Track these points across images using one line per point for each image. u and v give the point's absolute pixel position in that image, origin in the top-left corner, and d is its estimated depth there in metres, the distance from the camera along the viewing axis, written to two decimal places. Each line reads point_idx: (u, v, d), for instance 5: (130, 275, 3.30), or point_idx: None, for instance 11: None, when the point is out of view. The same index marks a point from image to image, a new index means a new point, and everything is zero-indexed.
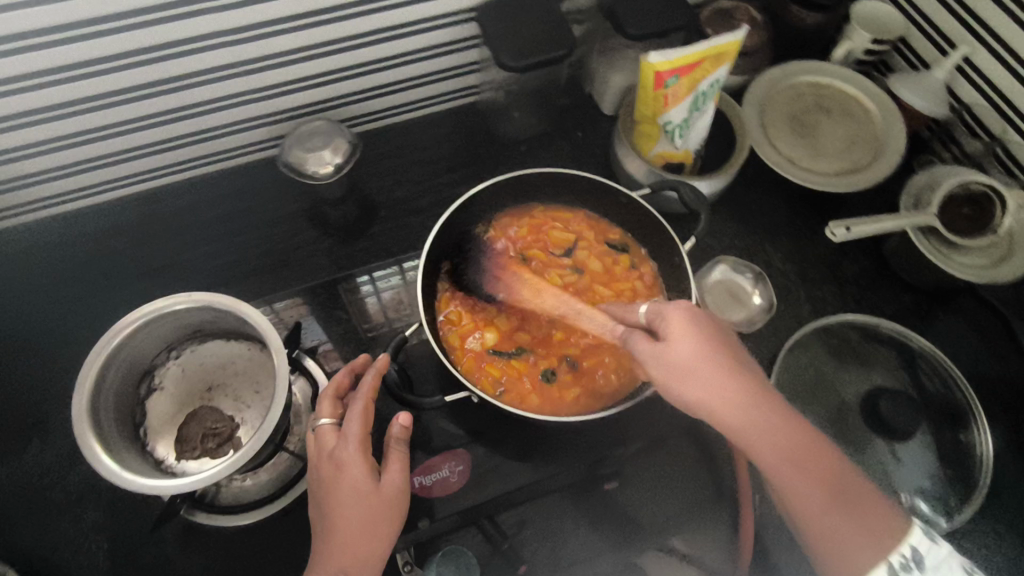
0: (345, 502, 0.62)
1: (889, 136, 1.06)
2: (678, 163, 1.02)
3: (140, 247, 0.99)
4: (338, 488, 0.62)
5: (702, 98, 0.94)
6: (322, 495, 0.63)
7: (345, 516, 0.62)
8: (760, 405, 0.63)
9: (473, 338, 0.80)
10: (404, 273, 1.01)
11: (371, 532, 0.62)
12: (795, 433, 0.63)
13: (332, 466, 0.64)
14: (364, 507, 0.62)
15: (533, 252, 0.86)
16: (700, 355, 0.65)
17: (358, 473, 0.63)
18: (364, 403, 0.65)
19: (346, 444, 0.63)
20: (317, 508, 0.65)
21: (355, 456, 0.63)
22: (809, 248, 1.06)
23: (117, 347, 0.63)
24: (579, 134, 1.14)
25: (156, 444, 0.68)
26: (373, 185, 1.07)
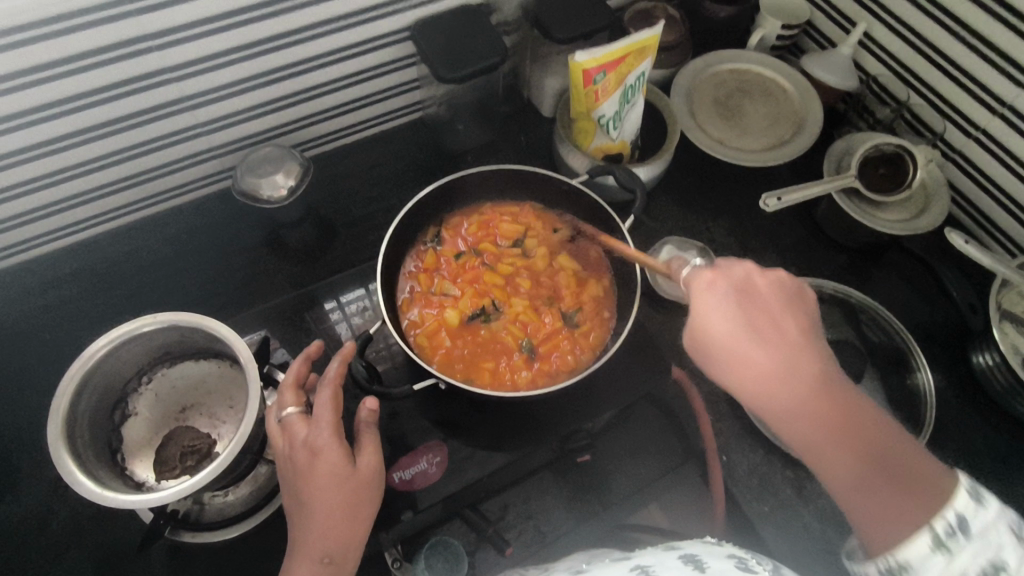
0: (324, 487, 0.64)
1: (807, 111, 1.15)
2: (616, 154, 1.07)
3: (102, 290, 1.00)
4: (316, 474, 0.64)
5: (631, 91, 1.00)
6: (299, 483, 0.65)
7: (326, 500, 0.64)
8: (794, 370, 0.60)
9: (436, 333, 0.84)
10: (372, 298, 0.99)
11: (353, 511, 0.64)
12: (832, 399, 0.59)
13: (306, 453, 0.65)
14: (344, 490, 0.64)
15: (483, 245, 0.90)
16: (749, 320, 0.63)
17: (335, 459, 0.65)
18: (332, 391, 0.67)
19: (321, 432, 0.65)
20: (291, 494, 0.66)
21: (331, 443, 0.65)
22: (748, 222, 1.12)
23: (88, 374, 0.65)
24: (523, 139, 1.19)
25: (135, 469, 0.69)
26: (330, 207, 1.11)
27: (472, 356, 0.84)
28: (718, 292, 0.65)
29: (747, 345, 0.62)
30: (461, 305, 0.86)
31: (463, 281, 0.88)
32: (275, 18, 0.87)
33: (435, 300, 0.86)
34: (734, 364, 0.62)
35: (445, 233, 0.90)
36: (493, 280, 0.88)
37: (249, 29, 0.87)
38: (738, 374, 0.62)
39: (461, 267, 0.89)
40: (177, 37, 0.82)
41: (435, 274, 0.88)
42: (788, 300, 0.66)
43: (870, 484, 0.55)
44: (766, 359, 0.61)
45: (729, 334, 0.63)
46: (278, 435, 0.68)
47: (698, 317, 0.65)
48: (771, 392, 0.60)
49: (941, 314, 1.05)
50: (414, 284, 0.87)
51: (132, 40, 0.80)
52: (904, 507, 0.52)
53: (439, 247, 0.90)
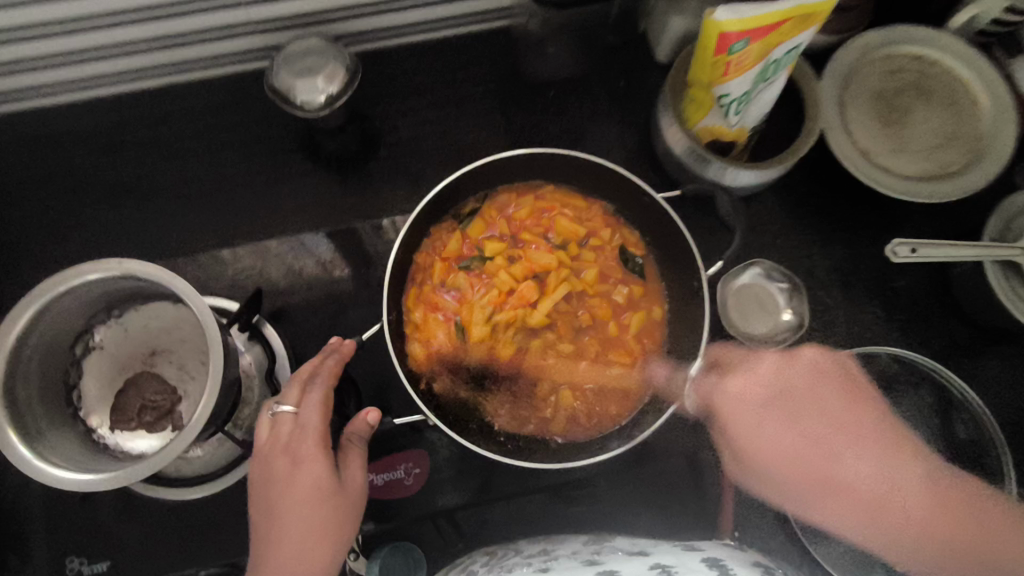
0: (302, 501, 0.52)
1: (995, 138, 0.86)
2: (728, 142, 0.86)
3: (110, 159, 0.89)
4: (291, 485, 0.53)
5: (774, 68, 0.76)
6: (269, 491, 0.53)
7: (301, 517, 0.52)
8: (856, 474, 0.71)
9: (443, 334, 0.75)
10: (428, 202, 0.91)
11: (332, 534, 0.52)
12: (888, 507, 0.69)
13: (284, 460, 0.54)
14: (324, 509, 0.53)
15: (526, 239, 0.78)
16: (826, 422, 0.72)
17: (319, 470, 0.53)
18: (325, 391, 0.56)
19: (306, 437, 0.54)
20: (258, 509, 0.54)
21: (314, 452, 0.54)
22: (863, 258, 0.91)
23: (38, 314, 0.56)
24: (620, 84, 0.97)
25: (89, 412, 0.63)
26: (377, 115, 0.94)
27: (479, 370, 0.75)
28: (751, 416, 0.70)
29: (803, 449, 0.70)
30: (483, 309, 0.76)
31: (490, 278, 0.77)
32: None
33: (453, 294, 0.77)
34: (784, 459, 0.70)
35: (486, 215, 0.79)
36: (527, 288, 0.76)
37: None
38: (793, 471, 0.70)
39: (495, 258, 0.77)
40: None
41: (459, 264, 0.78)
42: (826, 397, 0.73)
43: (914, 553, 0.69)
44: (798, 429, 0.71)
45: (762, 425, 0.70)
46: (262, 429, 0.57)
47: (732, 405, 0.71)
48: (859, 497, 0.69)
49: None
50: (434, 271, 0.77)
51: None
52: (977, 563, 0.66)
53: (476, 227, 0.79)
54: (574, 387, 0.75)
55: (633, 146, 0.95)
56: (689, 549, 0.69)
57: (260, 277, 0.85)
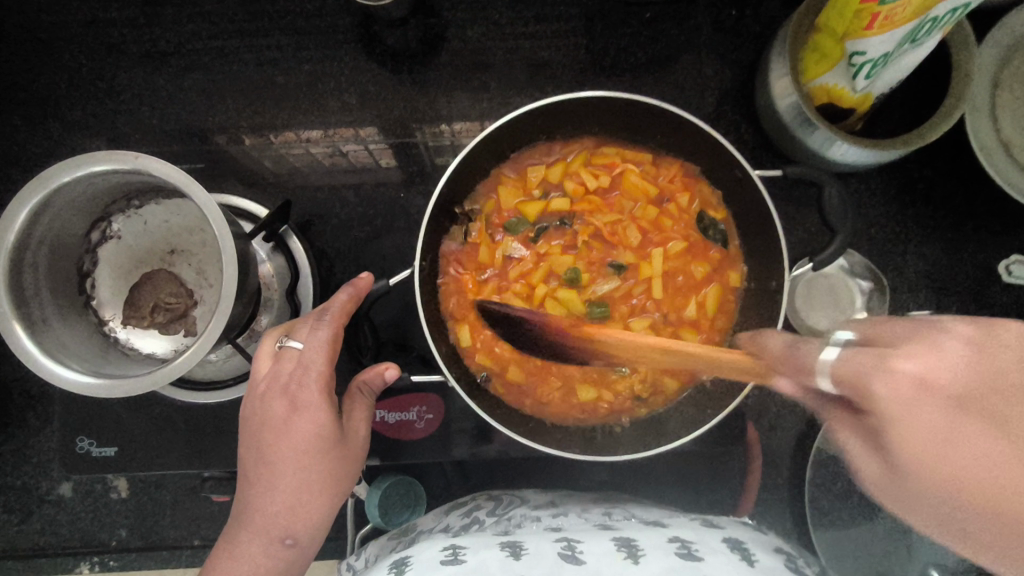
0: (301, 448, 0.55)
1: None
2: (845, 108, 0.72)
3: (150, 18, 0.81)
4: (289, 429, 0.55)
5: (930, 28, 0.60)
6: (266, 433, 0.55)
7: (299, 464, 0.54)
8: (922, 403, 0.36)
9: (482, 302, 0.66)
10: (485, 123, 0.81)
11: (328, 482, 0.56)
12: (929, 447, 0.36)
13: (285, 402, 0.55)
14: (321, 458, 0.56)
15: (586, 202, 0.66)
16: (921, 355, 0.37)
17: (318, 419, 0.55)
18: (332, 333, 0.57)
19: (309, 384, 0.55)
20: (253, 447, 0.56)
21: (316, 400, 0.55)
22: (966, 266, 0.79)
23: (47, 199, 0.51)
24: (731, 14, 0.82)
25: (102, 303, 0.60)
26: (443, 10, 0.82)
27: (526, 343, 0.66)
28: (939, 426, 0.34)
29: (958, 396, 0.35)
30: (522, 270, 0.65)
31: (539, 244, 0.66)
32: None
33: (500, 258, 0.66)
34: (953, 469, 0.34)
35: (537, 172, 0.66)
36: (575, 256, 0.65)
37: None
38: (960, 502, 0.34)
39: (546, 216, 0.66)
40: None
41: (506, 227, 0.66)
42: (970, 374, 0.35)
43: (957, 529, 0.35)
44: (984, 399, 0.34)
45: (930, 420, 0.35)
46: (263, 362, 0.58)
47: (913, 398, 0.35)
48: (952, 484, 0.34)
49: None
50: (477, 228, 0.66)
51: None
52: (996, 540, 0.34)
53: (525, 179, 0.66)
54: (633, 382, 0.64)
55: (730, 91, 0.82)
56: (711, 526, 0.62)
57: (295, 177, 0.79)
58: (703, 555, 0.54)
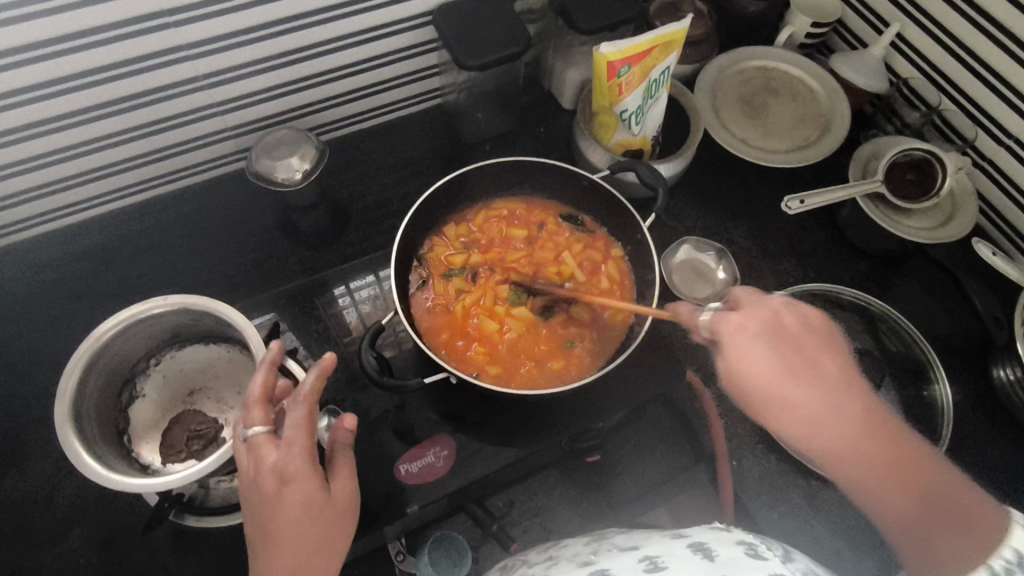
0: (297, 518, 0.59)
1: (834, 113, 1.12)
2: (637, 150, 1.06)
3: (111, 267, 0.99)
4: (284, 503, 0.59)
5: (655, 85, 0.98)
6: (263, 508, 0.60)
7: (297, 532, 0.59)
8: (763, 344, 0.65)
9: (448, 333, 0.78)
10: (381, 283, 0.98)
11: (325, 541, 0.61)
12: (801, 384, 0.63)
13: (275, 480, 0.60)
14: (314, 521, 0.60)
15: (495, 244, 0.84)
16: (742, 329, 0.66)
17: (307, 486, 0.60)
18: (306, 412, 0.61)
19: (293, 459, 0.60)
20: (254, 523, 0.61)
21: (305, 470, 0.60)
22: (768, 223, 1.11)
23: (95, 355, 0.65)
24: (541, 130, 1.17)
25: (141, 450, 0.69)
26: (345, 192, 1.09)
27: (498, 347, 0.78)
28: (750, 346, 0.65)
29: (762, 345, 0.65)
30: (470, 301, 0.79)
31: (476, 279, 0.81)
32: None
33: (449, 296, 0.80)
34: (761, 378, 0.64)
35: (452, 230, 0.84)
36: (503, 278, 0.82)
37: (271, 8, 0.86)
38: (766, 390, 0.64)
39: (470, 260, 0.82)
40: (204, 11, 0.81)
41: (446, 274, 0.81)
42: (775, 326, 0.66)
43: (788, 423, 0.64)
44: (769, 344, 0.65)
45: (749, 350, 0.65)
46: (239, 456, 0.62)
47: (735, 334, 0.66)
48: (772, 384, 0.63)
49: (960, 324, 1.03)
50: (427, 281, 0.80)
51: (163, 12, 0.79)
52: (861, 448, 0.61)
53: (445, 243, 0.83)
54: (592, 343, 0.78)
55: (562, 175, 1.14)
56: (678, 535, 0.63)
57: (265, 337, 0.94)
58: (667, 563, 0.57)
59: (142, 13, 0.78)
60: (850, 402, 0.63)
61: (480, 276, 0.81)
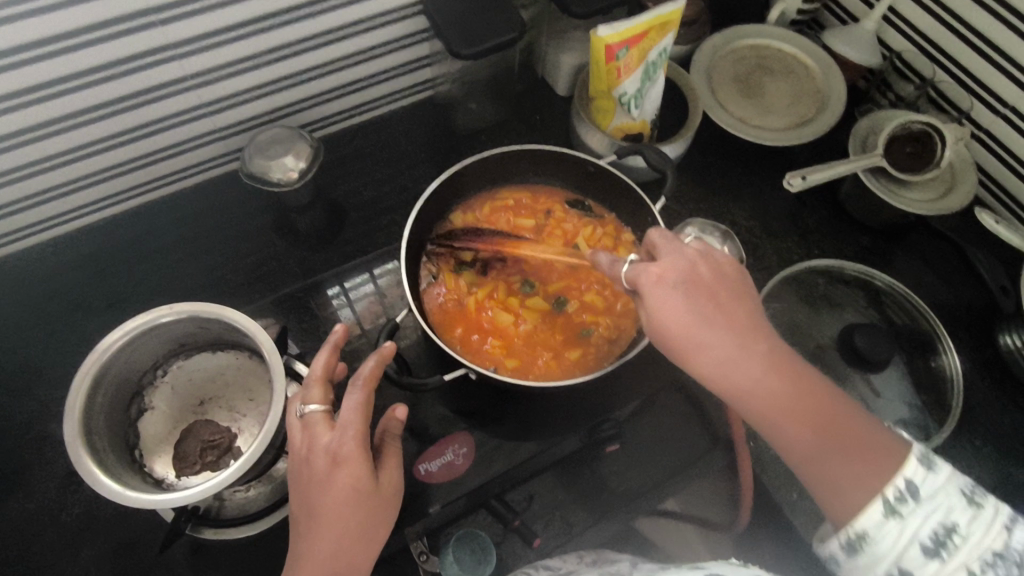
0: (344, 500, 0.61)
1: (830, 88, 1.11)
2: (636, 134, 1.05)
3: (104, 277, 0.96)
4: (334, 484, 0.61)
5: (653, 67, 0.97)
6: (312, 488, 0.62)
7: (344, 513, 0.61)
8: (675, 287, 0.64)
9: (461, 329, 0.76)
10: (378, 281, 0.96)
11: (369, 530, 0.62)
12: (720, 327, 0.62)
13: (327, 460, 0.62)
14: (360, 506, 0.62)
15: (503, 236, 0.82)
16: (657, 275, 0.64)
17: (356, 470, 0.62)
18: (363, 395, 0.64)
19: (347, 440, 0.62)
20: (301, 501, 0.63)
21: (356, 454, 0.62)
22: (770, 202, 1.10)
23: (103, 368, 0.63)
24: (537, 118, 1.16)
25: (154, 464, 0.67)
26: (340, 190, 1.06)
27: (514, 341, 0.76)
28: (663, 293, 0.64)
29: (672, 290, 0.64)
30: (481, 295, 0.77)
31: (486, 273, 0.79)
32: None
33: (459, 292, 0.78)
34: (678, 323, 0.63)
35: (458, 225, 0.82)
36: (514, 270, 0.80)
37: (259, 1, 0.83)
38: (679, 332, 0.63)
39: (479, 254, 0.80)
40: (192, 8, 0.78)
41: (456, 269, 0.79)
42: (687, 271, 0.65)
43: (698, 367, 0.62)
44: (685, 287, 0.64)
45: (668, 292, 0.64)
46: (294, 433, 0.65)
47: (654, 276, 0.64)
48: (690, 328, 0.62)
49: (963, 294, 1.04)
50: (437, 276, 0.78)
51: (153, 10, 0.76)
52: (772, 389, 0.60)
53: (452, 239, 0.81)
54: (609, 332, 0.77)
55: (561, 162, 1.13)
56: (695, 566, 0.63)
57: None
58: None
59: (131, 12, 0.75)
60: (743, 344, 0.62)
61: (490, 270, 0.80)
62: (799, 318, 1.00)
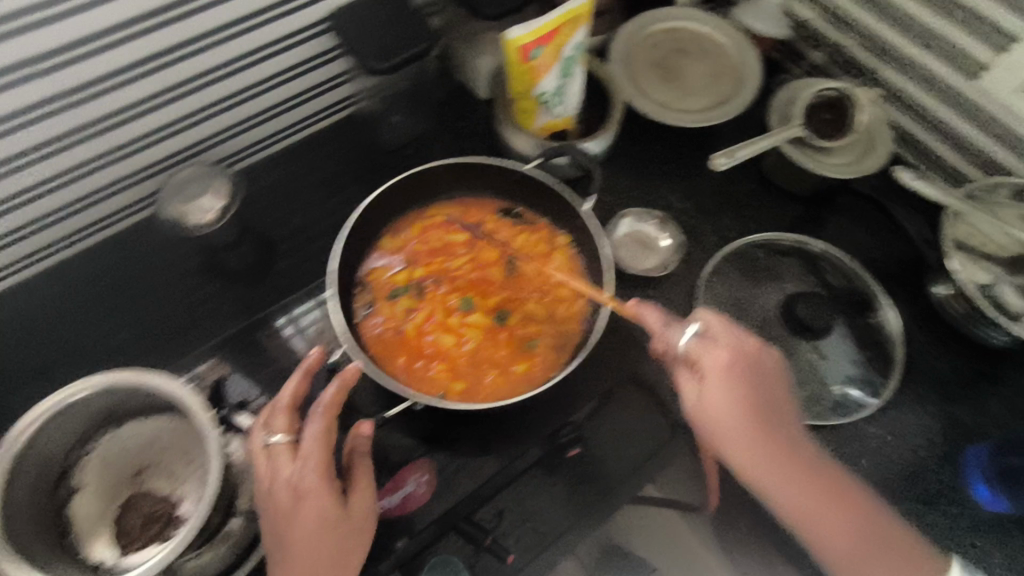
0: (310, 532, 0.62)
1: (746, 64, 1.13)
2: (561, 131, 1.06)
3: (20, 346, 0.90)
4: (299, 515, 0.63)
5: (569, 63, 0.98)
6: (280, 522, 0.63)
7: (311, 544, 0.62)
8: (767, 446, 0.69)
9: (404, 357, 0.74)
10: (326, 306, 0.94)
11: (339, 556, 0.64)
12: (814, 492, 0.70)
13: (290, 492, 0.63)
14: (327, 535, 0.63)
15: (436, 254, 0.80)
16: (721, 372, 0.69)
17: (321, 499, 0.63)
18: (322, 425, 0.64)
19: (307, 473, 0.63)
20: (271, 533, 0.64)
21: (319, 485, 0.63)
22: (701, 182, 1.11)
23: (20, 453, 0.59)
24: (463, 124, 1.14)
25: (91, 547, 0.63)
26: (267, 222, 1.02)
27: (459, 362, 0.74)
28: (744, 415, 0.69)
29: (756, 457, 0.69)
30: (421, 319, 0.75)
31: (423, 295, 0.77)
32: (206, 11, 0.81)
33: (398, 318, 0.76)
34: (716, 414, 0.69)
35: (388, 249, 0.80)
36: (451, 289, 0.78)
37: (173, 30, 0.80)
38: (732, 430, 0.69)
39: (413, 276, 0.78)
40: (102, 43, 0.75)
41: (391, 295, 0.76)
42: (770, 377, 0.72)
43: (780, 500, 0.70)
44: (755, 452, 0.69)
45: (738, 419, 0.69)
46: (260, 464, 0.66)
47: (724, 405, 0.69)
48: (751, 452, 0.69)
49: (894, 249, 1.07)
50: (373, 306, 0.76)
51: (36, 60, 0.72)
52: (846, 546, 0.70)
53: (384, 264, 0.79)
54: (554, 340, 0.76)
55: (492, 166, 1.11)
56: None
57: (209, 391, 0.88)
58: None
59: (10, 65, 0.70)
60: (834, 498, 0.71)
61: (427, 292, 0.77)
62: (742, 293, 1.01)
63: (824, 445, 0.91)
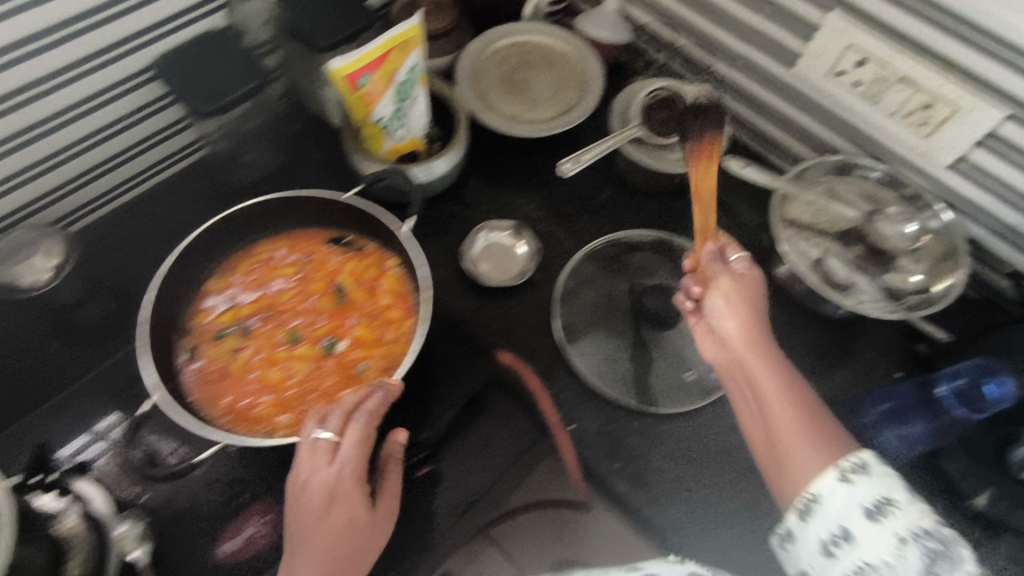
0: (330, 535, 0.66)
1: (588, 70, 1.17)
2: (409, 152, 1.07)
3: None
4: (334, 513, 0.67)
5: (406, 87, 0.99)
6: (310, 519, 0.66)
7: (329, 547, 0.66)
8: (764, 340, 0.73)
9: (230, 398, 0.74)
10: None
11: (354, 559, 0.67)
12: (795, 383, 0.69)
13: (324, 493, 0.67)
14: (341, 541, 0.67)
15: (264, 290, 0.81)
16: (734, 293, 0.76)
17: (355, 502, 0.68)
18: (367, 423, 0.69)
19: (347, 473, 0.68)
20: (296, 530, 0.67)
21: (355, 487, 0.68)
22: (558, 188, 1.14)
23: None
24: (319, 156, 1.14)
25: None
26: (117, 276, 1.00)
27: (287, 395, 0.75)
28: (739, 322, 0.75)
29: (761, 343, 0.73)
30: (246, 358, 0.76)
31: (249, 334, 0.78)
32: (12, 69, 0.79)
33: (222, 360, 0.76)
34: (729, 325, 0.75)
35: (214, 292, 0.80)
36: (279, 325, 0.79)
37: None
38: (734, 341, 0.74)
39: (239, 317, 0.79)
40: None
41: (217, 338, 0.77)
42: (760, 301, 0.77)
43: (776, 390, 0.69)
44: (758, 343, 0.73)
45: (729, 334, 0.74)
46: (302, 460, 0.69)
47: (726, 328, 0.75)
48: (748, 351, 0.73)
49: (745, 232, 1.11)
50: (198, 350, 0.76)
51: None
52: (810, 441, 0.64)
53: (209, 307, 0.79)
54: (382, 362, 0.77)
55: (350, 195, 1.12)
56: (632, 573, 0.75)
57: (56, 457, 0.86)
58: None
59: None
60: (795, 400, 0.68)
61: (254, 330, 0.78)
62: (600, 292, 1.04)
63: (683, 432, 0.94)
